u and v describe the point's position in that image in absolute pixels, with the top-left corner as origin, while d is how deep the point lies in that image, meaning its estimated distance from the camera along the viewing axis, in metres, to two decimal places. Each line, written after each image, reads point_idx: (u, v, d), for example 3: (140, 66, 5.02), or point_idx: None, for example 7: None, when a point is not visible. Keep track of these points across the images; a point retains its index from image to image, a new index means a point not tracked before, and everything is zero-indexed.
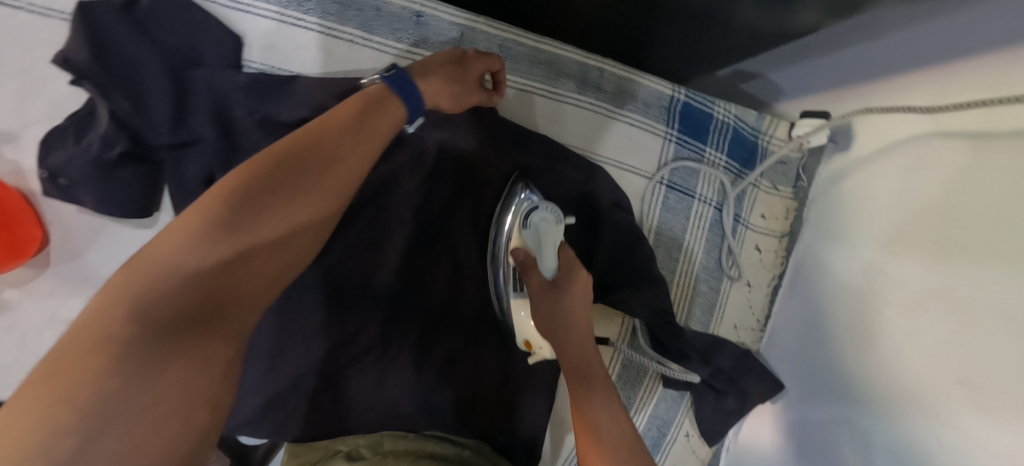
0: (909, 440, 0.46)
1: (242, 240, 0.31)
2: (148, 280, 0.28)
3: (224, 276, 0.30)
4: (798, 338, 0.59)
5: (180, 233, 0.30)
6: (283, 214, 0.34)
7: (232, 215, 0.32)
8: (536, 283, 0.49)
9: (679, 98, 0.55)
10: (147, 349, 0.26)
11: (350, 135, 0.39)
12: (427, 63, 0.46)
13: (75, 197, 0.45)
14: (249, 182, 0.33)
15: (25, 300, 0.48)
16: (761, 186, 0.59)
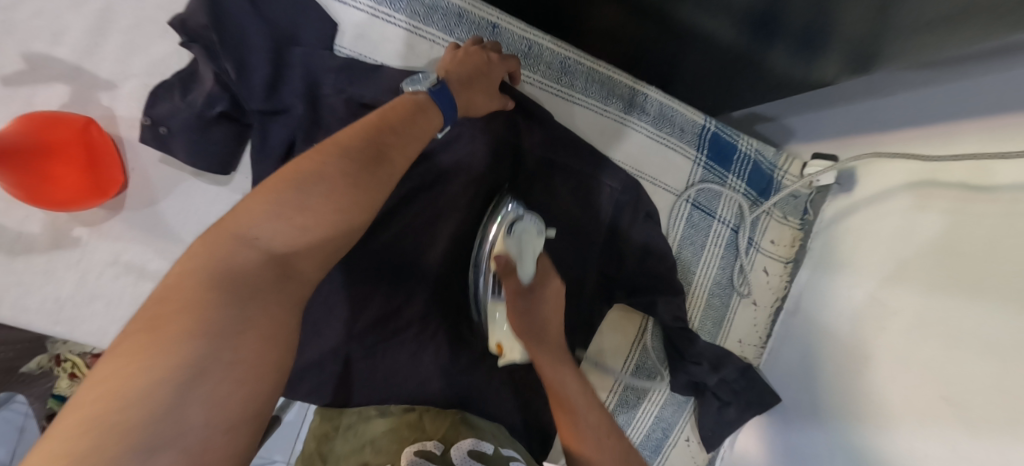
0: (897, 451, 0.51)
1: (306, 222, 0.34)
2: (226, 252, 0.30)
3: (288, 254, 0.33)
4: (799, 357, 0.65)
5: (253, 213, 0.32)
6: (333, 207, 0.35)
7: (297, 198, 0.34)
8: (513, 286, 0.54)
9: (710, 128, 0.62)
10: (230, 309, 0.28)
11: (400, 133, 0.41)
12: (461, 75, 0.48)
13: (168, 146, 0.48)
14: (316, 166, 0.36)
15: (93, 239, 0.50)
16: (774, 215, 0.65)
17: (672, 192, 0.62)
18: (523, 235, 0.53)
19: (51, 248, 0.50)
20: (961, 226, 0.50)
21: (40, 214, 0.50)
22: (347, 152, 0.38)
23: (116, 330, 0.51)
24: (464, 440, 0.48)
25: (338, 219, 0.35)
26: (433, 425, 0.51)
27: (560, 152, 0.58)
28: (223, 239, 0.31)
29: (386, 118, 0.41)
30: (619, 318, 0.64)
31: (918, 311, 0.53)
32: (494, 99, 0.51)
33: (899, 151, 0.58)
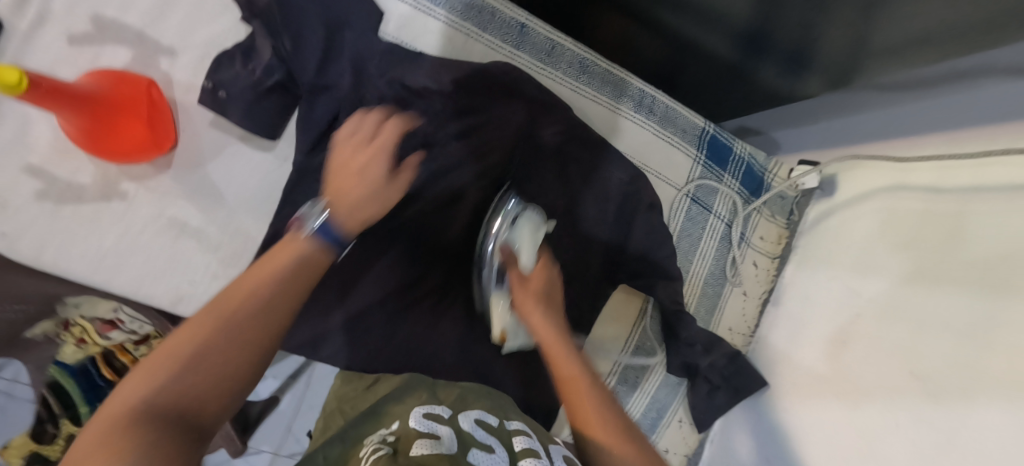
0: (869, 423, 0.56)
1: (204, 341, 0.34)
2: (98, 429, 0.28)
3: (190, 378, 0.32)
4: (781, 343, 0.71)
5: (140, 386, 0.31)
6: (236, 326, 0.36)
7: (191, 360, 0.33)
8: (515, 275, 0.57)
9: (708, 131, 0.69)
10: (125, 429, 0.28)
11: (314, 239, 0.43)
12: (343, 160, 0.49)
13: (224, 109, 0.53)
14: (215, 320, 0.36)
15: (140, 193, 0.53)
16: (763, 213, 0.71)
17: (674, 186, 0.68)
18: (524, 228, 0.58)
19: (100, 199, 0.53)
20: (943, 222, 0.56)
21: (94, 166, 0.53)
22: (254, 295, 0.38)
23: (152, 282, 0.54)
24: (472, 409, 0.50)
25: (247, 323, 0.36)
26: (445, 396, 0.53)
27: (578, 143, 0.62)
28: (97, 426, 0.28)
29: (279, 263, 0.40)
30: (625, 296, 0.68)
31: (888, 300, 0.59)
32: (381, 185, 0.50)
33: (874, 160, 0.67)
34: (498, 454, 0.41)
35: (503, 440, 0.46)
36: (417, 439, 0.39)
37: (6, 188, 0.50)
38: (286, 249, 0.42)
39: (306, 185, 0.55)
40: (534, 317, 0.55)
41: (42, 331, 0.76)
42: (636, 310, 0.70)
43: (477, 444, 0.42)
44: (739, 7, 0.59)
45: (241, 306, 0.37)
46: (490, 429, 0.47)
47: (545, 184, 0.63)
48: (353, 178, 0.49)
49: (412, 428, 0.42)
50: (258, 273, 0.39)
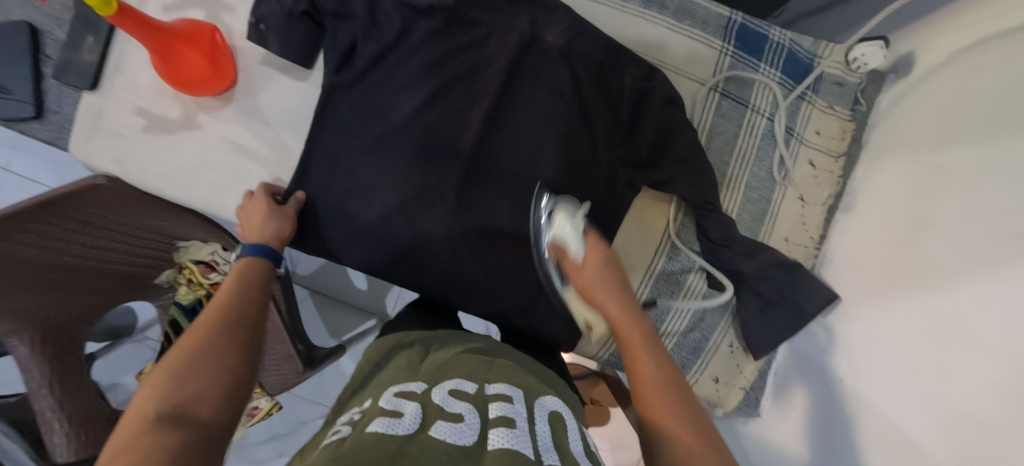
0: (954, 312, 0.45)
1: (199, 333, 0.47)
2: (133, 422, 0.38)
3: (195, 355, 0.45)
4: (853, 249, 0.59)
5: (145, 401, 0.41)
6: (218, 317, 0.49)
7: (191, 352, 0.45)
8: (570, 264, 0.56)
9: (736, 20, 0.63)
10: (155, 411, 0.40)
11: (258, 263, 0.57)
12: (253, 226, 0.60)
13: (265, 40, 0.61)
14: (207, 322, 0.49)
15: (211, 122, 0.64)
16: (816, 106, 0.63)
17: (699, 82, 0.63)
18: (557, 222, 0.57)
19: (183, 129, 0.64)
20: (1004, 93, 0.45)
21: (179, 105, 0.64)
22: (225, 305, 0.51)
23: (219, 195, 0.64)
24: (448, 378, 0.48)
25: (229, 317, 0.50)
26: (428, 368, 0.52)
27: (587, 45, 0.61)
28: (126, 425, 0.38)
29: (228, 282, 0.54)
30: (645, 203, 0.65)
31: (974, 167, 0.46)
32: (275, 211, 0.61)
33: (972, 14, 0.52)
34: (467, 422, 0.40)
35: (479, 404, 0.44)
36: (377, 418, 0.39)
37: (122, 126, 0.64)
38: (235, 268, 0.56)
39: (335, 105, 0.63)
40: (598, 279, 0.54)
41: (166, 278, 0.91)
42: (664, 216, 0.64)
43: (444, 415, 0.41)
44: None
45: (213, 324, 0.49)
46: (466, 396, 0.45)
47: (561, 87, 0.62)
48: (261, 220, 0.60)
49: (379, 406, 0.42)
50: (214, 304, 0.51)
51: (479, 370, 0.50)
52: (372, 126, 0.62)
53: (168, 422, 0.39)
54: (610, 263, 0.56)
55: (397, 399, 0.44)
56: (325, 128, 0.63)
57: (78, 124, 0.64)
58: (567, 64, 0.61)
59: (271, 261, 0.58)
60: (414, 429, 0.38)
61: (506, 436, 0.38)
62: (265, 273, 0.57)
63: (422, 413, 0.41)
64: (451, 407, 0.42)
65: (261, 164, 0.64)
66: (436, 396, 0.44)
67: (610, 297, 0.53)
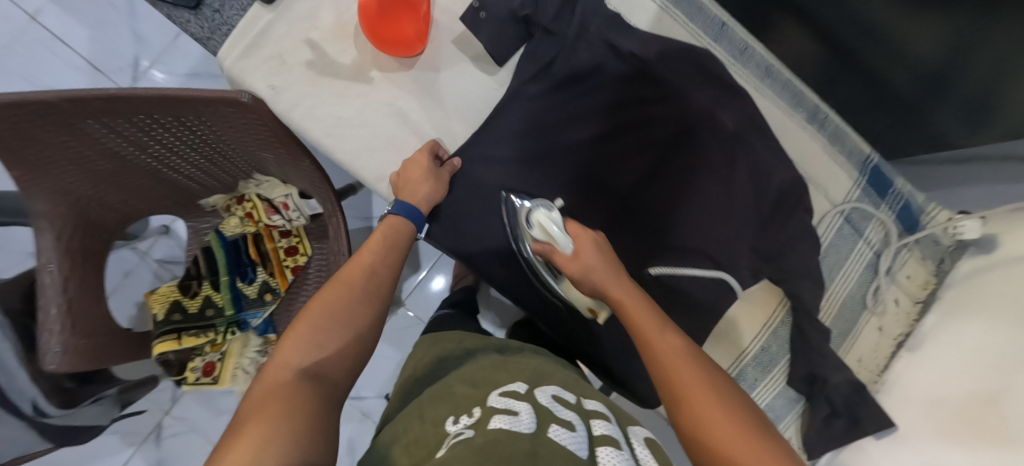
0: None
1: (341, 290, 0.51)
2: (283, 373, 0.44)
3: (333, 314, 0.49)
4: (921, 387, 0.66)
5: (292, 351, 0.46)
6: (358, 278, 0.53)
7: (333, 309, 0.50)
8: (561, 258, 0.56)
9: (874, 161, 0.70)
10: (299, 362, 0.45)
11: (405, 225, 0.58)
12: (409, 180, 0.59)
13: (476, 26, 0.60)
14: (353, 279, 0.52)
15: (384, 82, 0.61)
16: (913, 253, 0.72)
17: (831, 202, 0.69)
18: (538, 222, 0.58)
19: (352, 78, 0.61)
20: None
21: (355, 52, 0.61)
22: (371, 267, 0.54)
23: (368, 155, 0.62)
24: (548, 385, 0.57)
25: (372, 283, 0.53)
26: (522, 370, 0.62)
27: (756, 142, 0.64)
28: (278, 370, 0.44)
29: (376, 241, 0.56)
30: (760, 294, 0.71)
31: None
32: (432, 173, 0.60)
33: None
34: (579, 433, 0.47)
35: (582, 416, 0.52)
36: (498, 415, 0.47)
37: (288, 52, 0.60)
38: (384, 225, 0.57)
39: (512, 108, 0.62)
40: (595, 267, 0.53)
41: (214, 202, 0.85)
42: (772, 310, 0.70)
43: (558, 421, 0.48)
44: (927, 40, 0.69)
45: (352, 284, 0.52)
46: (569, 405, 0.53)
47: (715, 164, 0.65)
48: (417, 178, 0.59)
49: (491, 405, 0.50)
50: (358, 264, 0.54)
51: (572, 385, 0.61)
52: (539, 141, 0.64)
53: (308, 379, 0.44)
54: (599, 246, 0.55)
55: (505, 399, 0.51)
56: (494, 128, 0.62)
57: (239, 32, 0.59)
58: (732, 150, 0.64)
59: (414, 225, 0.59)
60: (535, 429, 0.45)
61: (615, 456, 0.44)
62: (407, 238, 0.58)
63: (535, 415, 0.48)
64: (560, 413, 0.50)
65: (421, 139, 0.62)
66: (544, 399, 0.52)
67: (610, 280, 0.53)
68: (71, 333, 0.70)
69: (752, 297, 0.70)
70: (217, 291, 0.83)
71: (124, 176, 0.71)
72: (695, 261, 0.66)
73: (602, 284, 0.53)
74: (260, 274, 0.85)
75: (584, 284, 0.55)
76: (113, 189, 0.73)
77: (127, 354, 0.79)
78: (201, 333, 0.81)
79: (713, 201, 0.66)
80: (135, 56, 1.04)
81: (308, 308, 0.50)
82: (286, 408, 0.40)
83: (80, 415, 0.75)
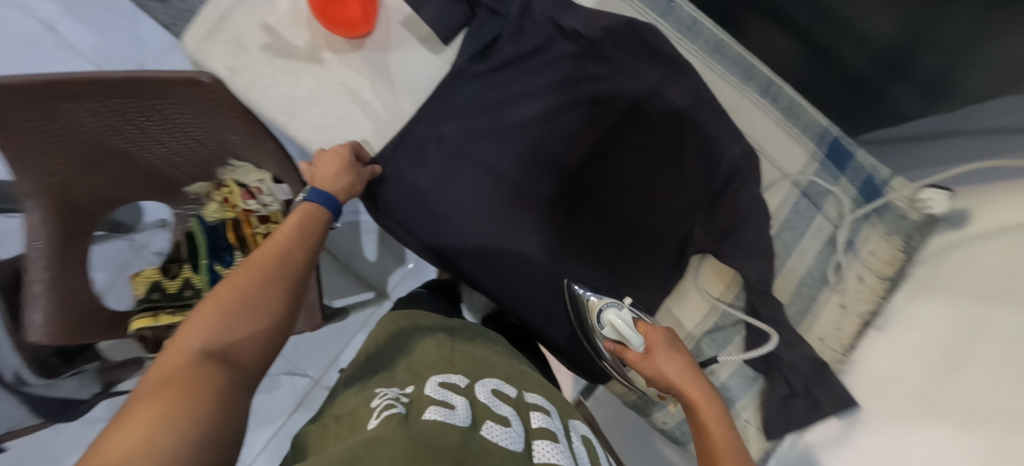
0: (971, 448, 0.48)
1: (256, 273, 0.49)
2: (184, 357, 0.41)
3: (247, 296, 0.47)
4: (886, 367, 0.63)
5: (195, 334, 0.43)
6: (274, 260, 0.51)
7: (248, 291, 0.48)
8: (635, 356, 0.59)
9: (832, 133, 0.69)
10: (203, 345, 0.43)
11: (322, 211, 0.57)
12: (326, 174, 0.59)
13: (420, 8, 0.62)
14: (269, 262, 0.51)
15: (336, 62, 0.64)
16: (876, 228, 0.70)
17: (783, 173, 0.68)
18: (609, 322, 0.61)
19: (306, 59, 0.64)
20: None
21: (309, 35, 0.64)
22: (287, 250, 0.52)
23: (319, 132, 0.64)
24: (489, 378, 0.58)
25: (287, 267, 0.52)
26: (465, 361, 0.61)
27: (701, 118, 0.65)
28: (179, 355, 0.41)
29: (290, 226, 0.54)
30: (713, 268, 0.70)
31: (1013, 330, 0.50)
32: (350, 166, 0.60)
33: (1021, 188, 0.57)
34: (514, 428, 0.49)
35: (519, 409, 0.54)
36: (432, 406, 0.48)
37: (245, 35, 0.64)
38: (299, 211, 0.56)
39: (458, 86, 0.64)
40: (664, 363, 0.55)
41: (196, 191, 0.91)
42: (727, 283, 0.69)
43: (492, 417, 0.50)
44: (883, 26, 0.64)
45: (266, 270, 0.50)
46: (507, 399, 0.55)
47: (660, 137, 0.66)
48: (337, 172, 0.59)
49: (427, 395, 0.51)
50: (273, 249, 0.52)
51: (516, 376, 0.62)
52: (487, 117, 0.65)
53: (213, 363, 0.42)
54: (674, 344, 0.58)
55: (442, 390, 0.52)
56: (441, 106, 0.64)
57: (200, 17, 0.63)
58: (674, 124, 0.66)
59: (331, 213, 0.58)
60: (469, 424, 0.47)
61: (551, 448, 0.47)
62: (324, 224, 0.57)
63: (471, 410, 0.50)
64: (498, 409, 0.52)
65: (371, 118, 0.65)
66: (483, 395, 0.54)
67: (680, 375, 0.54)
68: (56, 307, 0.75)
69: (704, 265, 0.70)
70: (197, 274, 0.89)
71: (107, 161, 0.77)
72: (643, 239, 0.69)
73: (671, 379, 0.54)
74: (238, 258, 0.90)
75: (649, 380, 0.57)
76: (96, 173, 0.78)
77: (107, 331, 0.83)
78: (176, 311, 0.85)
79: (661, 177, 0.67)
80: (139, 61, 1.13)
81: (216, 289, 0.47)
82: (189, 393, 0.38)
83: (60, 388, 0.80)
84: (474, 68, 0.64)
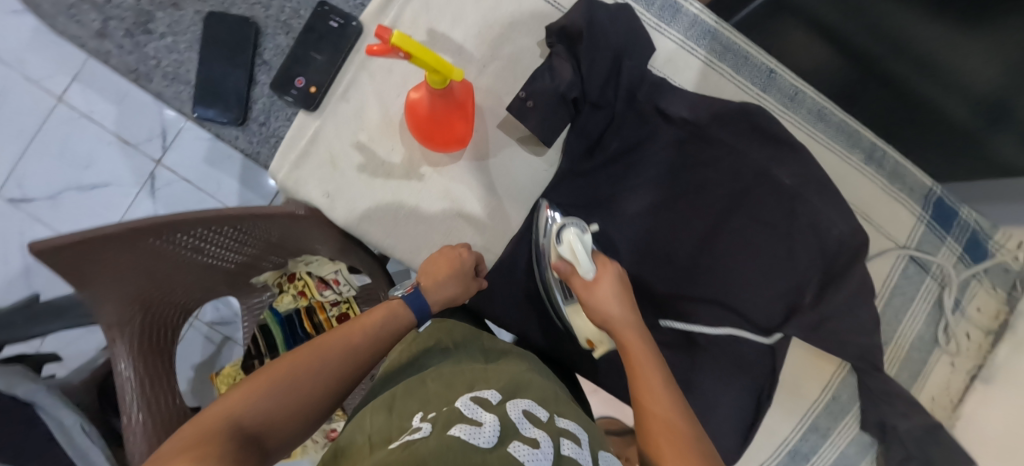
0: None
1: (325, 347, 0.43)
2: (225, 422, 0.34)
3: (315, 374, 0.41)
4: (1006, 426, 0.62)
5: (241, 398, 0.37)
6: (346, 339, 0.45)
7: (312, 367, 0.41)
8: (578, 281, 0.54)
9: (935, 193, 0.68)
10: (257, 412, 0.37)
11: (411, 313, 0.50)
12: (440, 277, 0.54)
13: (524, 115, 0.59)
14: (341, 341, 0.44)
15: (435, 176, 0.61)
16: (983, 283, 0.70)
17: (893, 241, 0.67)
18: (567, 241, 0.54)
19: (403, 176, 0.61)
20: None
21: (404, 150, 0.61)
22: (363, 337, 0.46)
23: (425, 250, 0.62)
24: (521, 397, 0.40)
25: (364, 353, 0.45)
26: (500, 378, 0.44)
27: (812, 196, 0.60)
28: (217, 416, 0.35)
29: (376, 317, 0.48)
30: (816, 357, 0.69)
31: None
32: (466, 280, 0.56)
33: None
34: (544, 449, 0.32)
35: (551, 434, 0.36)
36: (456, 424, 0.33)
37: (337, 156, 0.60)
38: (385, 308, 0.49)
39: (564, 187, 0.62)
40: (608, 298, 0.52)
41: (264, 278, 0.86)
42: (834, 369, 0.68)
43: (522, 437, 0.33)
44: (987, 74, 0.60)
45: (334, 352, 0.43)
46: (539, 422, 0.37)
47: (772, 217, 0.62)
48: (450, 278, 0.55)
49: (451, 411, 0.36)
50: (346, 333, 0.45)
51: (549, 398, 0.43)
52: (588, 215, 0.63)
53: (245, 443, 0.34)
54: (622, 283, 0.54)
55: (470, 403, 0.37)
56: (552, 211, 0.62)
57: (288, 143, 0.60)
58: (796, 208, 0.61)
59: (417, 317, 0.51)
60: (494, 444, 0.32)
61: None
62: (408, 328, 0.50)
63: (501, 426, 0.34)
64: (526, 431, 0.34)
65: (478, 230, 0.62)
66: (513, 411, 0.36)
67: (622, 314, 0.51)
68: (153, 430, 0.71)
69: (810, 355, 0.69)
70: None
71: (181, 274, 0.73)
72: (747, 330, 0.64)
73: (614, 322, 0.51)
74: None
75: (592, 312, 0.53)
76: (173, 286, 0.75)
77: None
78: None
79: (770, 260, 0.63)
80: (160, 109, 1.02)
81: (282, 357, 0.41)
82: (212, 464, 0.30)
83: None
84: (580, 167, 0.61)
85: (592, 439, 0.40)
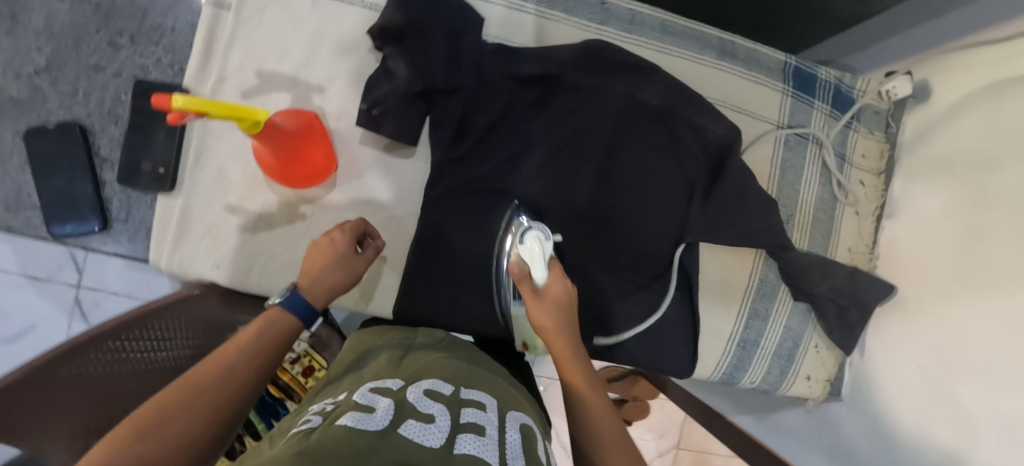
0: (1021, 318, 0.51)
1: (182, 383, 0.39)
2: None
3: (175, 412, 0.37)
4: (910, 252, 0.66)
5: None
6: (210, 366, 0.41)
7: (172, 407, 0.37)
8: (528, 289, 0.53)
9: (791, 64, 0.71)
10: None
11: (286, 314, 0.47)
12: (320, 269, 0.51)
13: (378, 124, 0.60)
14: (213, 368, 0.41)
15: (317, 212, 0.61)
16: (859, 131, 0.74)
17: (766, 122, 0.70)
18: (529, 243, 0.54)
19: (286, 221, 0.60)
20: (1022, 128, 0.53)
21: (277, 197, 0.60)
22: (235, 356, 0.42)
23: None
24: (426, 377, 0.39)
25: (241, 372, 0.41)
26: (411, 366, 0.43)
27: (681, 106, 0.62)
28: None
29: (246, 335, 0.44)
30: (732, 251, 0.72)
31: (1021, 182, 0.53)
32: (349, 262, 0.53)
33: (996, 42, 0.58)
34: (438, 422, 0.31)
35: (452, 406, 0.34)
36: (348, 411, 0.31)
37: (214, 225, 0.59)
38: (260, 318, 0.46)
39: (446, 175, 0.62)
40: (552, 301, 0.52)
41: None
42: (750, 261, 0.72)
43: (416, 413, 0.31)
44: None
45: (201, 387, 0.39)
46: (440, 396, 0.36)
47: (649, 138, 0.64)
48: (329, 266, 0.52)
49: (351, 400, 0.34)
50: (212, 360, 0.41)
51: (462, 373, 0.42)
52: (477, 197, 0.63)
53: None
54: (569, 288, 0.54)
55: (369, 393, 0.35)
56: (440, 204, 0.62)
57: (162, 231, 0.59)
58: (666, 125, 0.63)
59: (302, 322, 0.48)
60: (386, 424, 0.30)
61: (478, 445, 0.29)
62: (291, 328, 0.47)
63: (394, 408, 0.32)
64: (424, 408, 0.33)
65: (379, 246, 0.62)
66: (411, 393, 0.35)
67: (557, 319, 0.52)
68: None
69: (727, 253, 0.72)
70: None
71: None
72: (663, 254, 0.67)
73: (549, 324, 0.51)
74: None
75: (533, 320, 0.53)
76: None
77: None
78: None
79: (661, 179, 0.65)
80: None
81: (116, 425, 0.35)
82: None
83: None
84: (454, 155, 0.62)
85: (502, 402, 0.39)
